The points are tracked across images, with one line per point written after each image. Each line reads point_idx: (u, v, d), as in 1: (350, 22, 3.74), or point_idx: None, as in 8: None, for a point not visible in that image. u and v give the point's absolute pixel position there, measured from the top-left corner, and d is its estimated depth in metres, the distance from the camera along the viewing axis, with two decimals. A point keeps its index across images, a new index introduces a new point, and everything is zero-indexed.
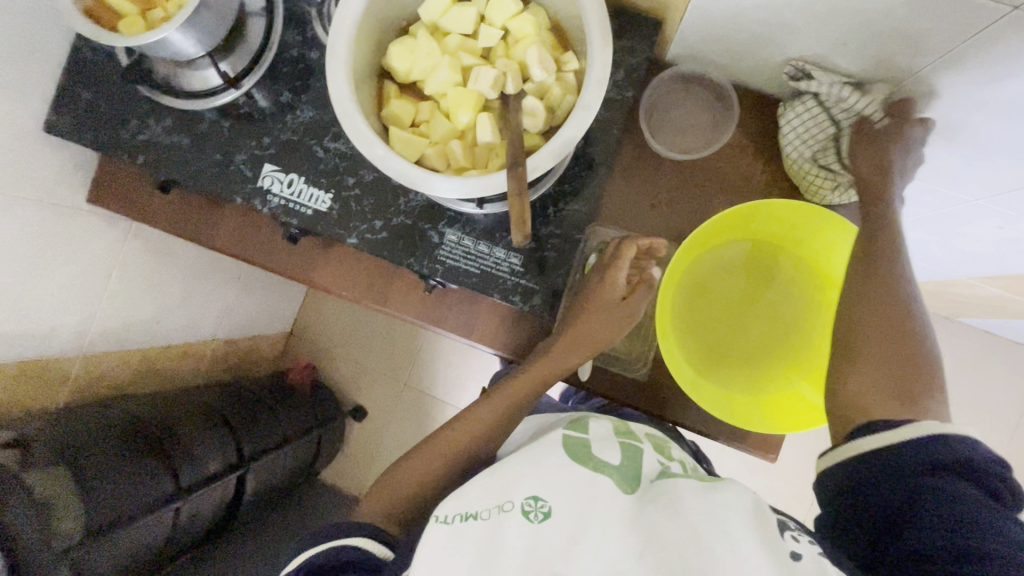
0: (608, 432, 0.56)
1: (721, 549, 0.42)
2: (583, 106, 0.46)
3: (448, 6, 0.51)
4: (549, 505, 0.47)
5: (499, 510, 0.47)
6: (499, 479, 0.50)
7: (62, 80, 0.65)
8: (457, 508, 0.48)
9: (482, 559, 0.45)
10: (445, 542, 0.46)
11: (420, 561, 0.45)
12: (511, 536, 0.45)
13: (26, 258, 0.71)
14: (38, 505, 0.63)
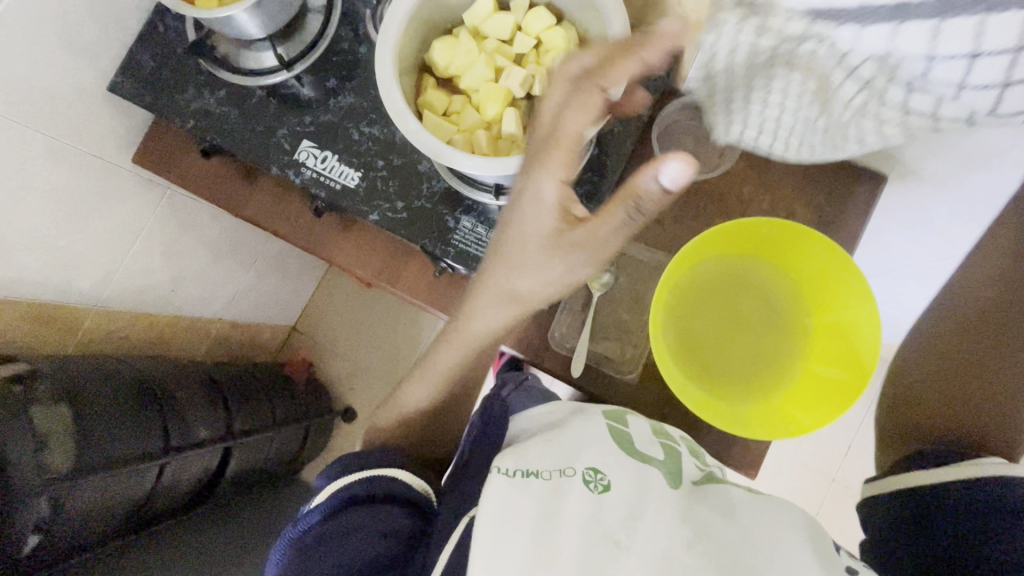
0: (647, 433, 0.55)
1: (769, 552, 0.41)
2: (600, 106, 0.51)
3: (490, 13, 0.57)
4: (608, 479, 0.47)
5: (561, 474, 0.47)
6: (559, 448, 0.50)
7: (132, 48, 0.71)
8: (517, 465, 0.47)
9: (541, 513, 0.43)
10: (506, 491, 0.45)
11: (482, 505, 0.44)
12: (571, 501, 0.45)
13: (63, 205, 0.75)
14: (36, 435, 0.65)
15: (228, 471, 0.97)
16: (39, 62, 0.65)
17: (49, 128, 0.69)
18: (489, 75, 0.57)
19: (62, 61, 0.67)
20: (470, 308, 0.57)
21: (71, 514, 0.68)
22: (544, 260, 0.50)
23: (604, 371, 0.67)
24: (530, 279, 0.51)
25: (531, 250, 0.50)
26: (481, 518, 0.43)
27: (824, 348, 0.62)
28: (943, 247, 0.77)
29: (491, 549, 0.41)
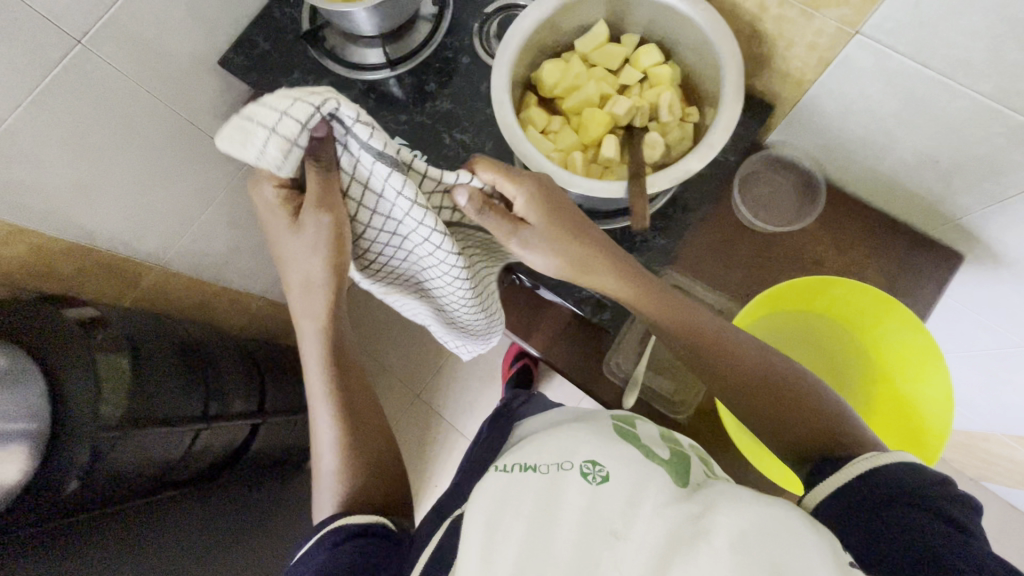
0: (654, 436, 0.57)
1: (767, 537, 0.40)
2: (706, 143, 0.51)
3: (602, 42, 0.59)
4: (606, 471, 0.47)
5: (559, 467, 0.48)
6: (560, 443, 0.51)
7: (248, 29, 0.76)
8: (517, 460, 0.50)
9: (540, 502, 0.45)
10: (503, 487, 0.47)
11: (476, 499, 0.46)
12: (569, 494, 0.45)
13: (153, 163, 0.78)
14: (96, 381, 0.65)
15: (252, 445, 0.97)
16: (167, 30, 0.68)
17: (160, 90, 0.72)
18: (595, 99, 0.58)
19: (186, 31, 0.70)
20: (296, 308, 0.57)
21: (110, 463, 0.67)
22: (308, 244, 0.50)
23: (654, 409, 0.67)
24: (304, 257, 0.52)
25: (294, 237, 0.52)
26: (477, 513, 0.45)
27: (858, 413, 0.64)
28: (1006, 341, 0.76)
29: (493, 542, 0.43)
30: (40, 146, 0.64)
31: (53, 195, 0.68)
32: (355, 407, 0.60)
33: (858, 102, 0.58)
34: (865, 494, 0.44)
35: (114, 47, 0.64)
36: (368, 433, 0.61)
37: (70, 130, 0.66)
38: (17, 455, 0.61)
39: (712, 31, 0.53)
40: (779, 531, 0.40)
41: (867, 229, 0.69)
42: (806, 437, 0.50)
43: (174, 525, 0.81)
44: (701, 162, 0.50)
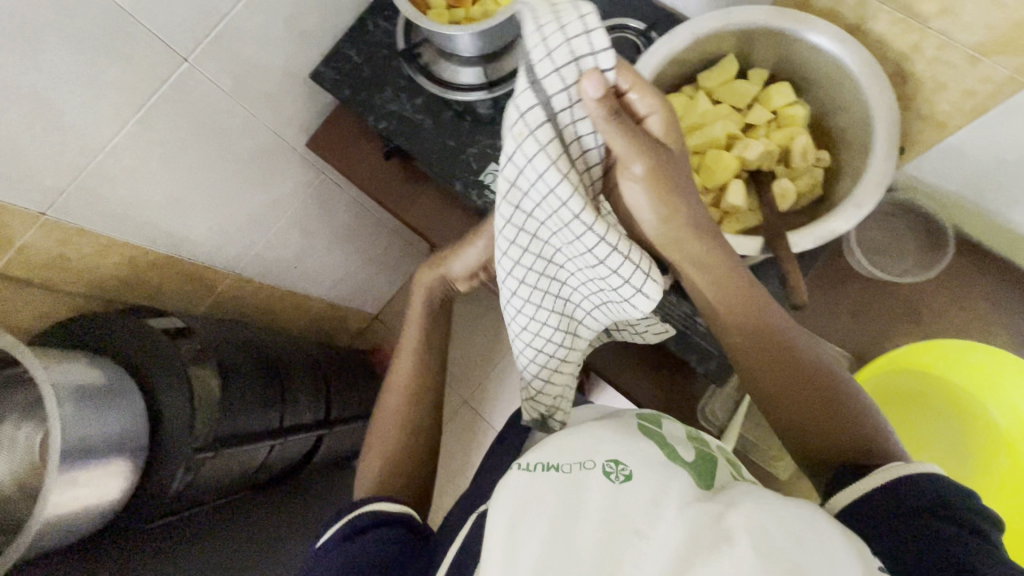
0: (682, 436, 0.50)
1: (811, 550, 0.34)
2: (854, 202, 0.47)
3: (730, 78, 0.55)
4: (630, 469, 0.41)
5: (581, 467, 0.41)
6: (580, 438, 0.44)
7: (341, 42, 0.73)
8: (539, 458, 0.43)
9: (561, 506, 0.38)
10: (523, 487, 0.40)
11: (495, 503, 0.40)
12: (591, 493, 0.39)
13: (237, 175, 0.77)
14: (191, 398, 0.65)
15: (318, 451, 0.97)
16: (265, 44, 0.67)
17: (251, 103, 0.71)
18: (721, 140, 0.54)
19: (282, 45, 0.69)
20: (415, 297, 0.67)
21: (201, 479, 0.68)
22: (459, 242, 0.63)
23: (747, 457, 0.66)
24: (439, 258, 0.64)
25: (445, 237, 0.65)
26: (495, 515, 0.39)
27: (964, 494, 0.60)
28: None
29: (508, 549, 0.37)
30: (140, 162, 0.63)
31: (149, 209, 0.68)
32: (419, 401, 0.64)
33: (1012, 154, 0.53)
34: (903, 501, 0.40)
35: (215, 62, 0.63)
36: (421, 427, 0.63)
37: (168, 145, 0.65)
38: (119, 472, 0.61)
39: (863, 76, 0.49)
40: (824, 544, 0.35)
41: (997, 282, 0.63)
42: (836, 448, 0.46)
43: (251, 530, 0.83)
44: (848, 221, 0.47)
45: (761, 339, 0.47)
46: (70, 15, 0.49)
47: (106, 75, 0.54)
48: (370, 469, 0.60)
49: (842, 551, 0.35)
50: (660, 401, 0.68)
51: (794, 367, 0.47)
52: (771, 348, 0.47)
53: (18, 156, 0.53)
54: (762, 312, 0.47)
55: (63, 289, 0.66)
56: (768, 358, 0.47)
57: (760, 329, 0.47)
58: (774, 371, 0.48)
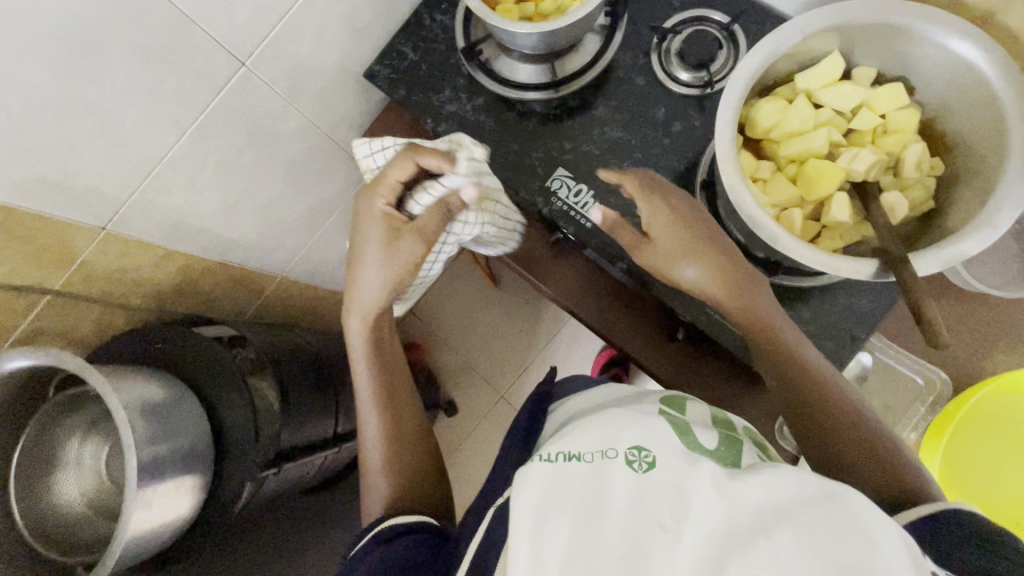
0: (706, 420, 0.47)
1: (855, 541, 0.30)
2: (985, 222, 0.43)
3: (834, 80, 0.51)
4: (654, 456, 0.38)
5: (603, 456, 0.39)
6: (602, 427, 0.42)
7: (397, 38, 0.70)
8: (560, 447, 0.41)
9: (585, 501, 0.36)
10: (547, 479, 0.38)
11: (517, 491, 0.38)
12: (615, 484, 0.36)
13: (288, 178, 0.75)
14: (253, 409, 0.64)
15: None
16: (322, 44, 0.63)
17: (305, 105, 0.68)
18: (823, 148, 0.50)
19: (337, 44, 0.65)
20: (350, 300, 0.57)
21: (261, 491, 0.66)
22: (386, 253, 0.53)
23: None
24: (365, 280, 0.55)
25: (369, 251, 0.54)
26: (518, 504, 0.37)
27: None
28: None
29: (533, 544, 0.34)
30: (196, 170, 0.61)
31: (202, 217, 0.66)
32: (403, 415, 0.58)
33: None
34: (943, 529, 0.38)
35: (271, 65, 0.60)
36: (413, 438, 0.58)
37: (224, 152, 0.62)
38: (186, 487, 0.59)
39: (994, 78, 0.44)
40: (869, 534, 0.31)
41: None
42: (869, 472, 0.46)
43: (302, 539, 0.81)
44: (975, 246, 0.43)
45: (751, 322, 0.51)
46: (133, 23, 0.46)
47: (167, 82, 0.52)
48: (374, 490, 0.55)
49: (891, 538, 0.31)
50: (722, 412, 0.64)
51: (792, 360, 0.50)
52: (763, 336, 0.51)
53: (81, 170, 0.51)
54: (753, 305, 0.51)
55: (117, 301, 0.64)
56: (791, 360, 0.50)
57: (779, 331, 0.51)
58: (800, 373, 0.50)
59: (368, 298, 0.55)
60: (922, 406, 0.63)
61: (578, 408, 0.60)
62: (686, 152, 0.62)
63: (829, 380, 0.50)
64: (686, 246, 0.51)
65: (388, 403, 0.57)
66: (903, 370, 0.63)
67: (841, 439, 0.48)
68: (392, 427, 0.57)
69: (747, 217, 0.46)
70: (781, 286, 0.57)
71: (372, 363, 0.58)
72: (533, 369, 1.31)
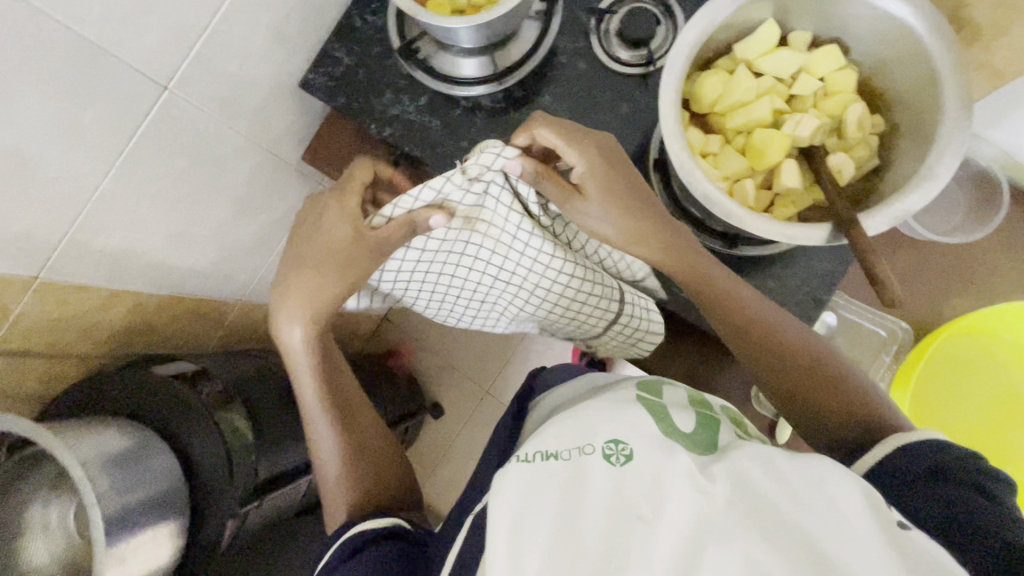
0: (683, 402, 0.47)
1: (821, 511, 0.32)
2: (927, 173, 0.44)
3: (771, 48, 0.51)
4: (631, 449, 0.38)
5: (580, 453, 0.38)
6: (579, 423, 0.41)
7: (329, 44, 0.67)
8: (537, 446, 0.40)
9: (565, 502, 0.35)
10: (525, 482, 0.37)
11: (495, 497, 0.37)
12: (593, 482, 0.36)
13: (236, 200, 0.72)
14: (223, 444, 0.61)
15: None
16: (250, 59, 0.61)
17: (243, 123, 0.65)
18: (767, 118, 0.50)
19: (268, 56, 0.63)
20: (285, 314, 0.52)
21: (246, 524, 0.65)
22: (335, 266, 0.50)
23: None
24: (308, 289, 0.51)
25: (318, 257, 0.50)
26: (495, 514, 0.36)
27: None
28: None
29: (510, 544, 0.34)
30: (132, 204, 0.58)
31: (145, 251, 0.63)
32: (355, 423, 0.57)
33: None
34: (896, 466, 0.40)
35: (200, 86, 0.57)
36: (369, 443, 0.57)
37: (160, 181, 0.59)
38: (164, 536, 0.58)
39: (923, 32, 0.45)
40: (836, 504, 0.32)
41: None
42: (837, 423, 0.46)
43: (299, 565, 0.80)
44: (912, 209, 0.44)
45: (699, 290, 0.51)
46: (40, 54, 0.43)
47: (86, 115, 0.49)
48: (334, 499, 0.55)
49: (856, 505, 0.32)
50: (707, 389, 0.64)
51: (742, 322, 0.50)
52: (711, 300, 0.51)
53: (4, 219, 0.48)
54: (699, 273, 0.50)
55: (62, 352, 0.61)
56: (750, 332, 0.50)
57: (736, 297, 0.50)
58: (763, 340, 0.50)
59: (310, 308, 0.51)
60: (888, 357, 0.64)
61: (560, 398, 0.60)
62: (637, 133, 0.62)
63: (780, 333, 0.49)
64: (636, 227, 0.49)
65: (342, 412, 0.57)
66: (867, 325, 0.64)
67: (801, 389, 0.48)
68: (345, 437, 0.56)
69: (700, 194, 0.46)
70: (743, 257, 0.58)
71: (319, 375, 0.55)
72: (515, 362, 1.30)
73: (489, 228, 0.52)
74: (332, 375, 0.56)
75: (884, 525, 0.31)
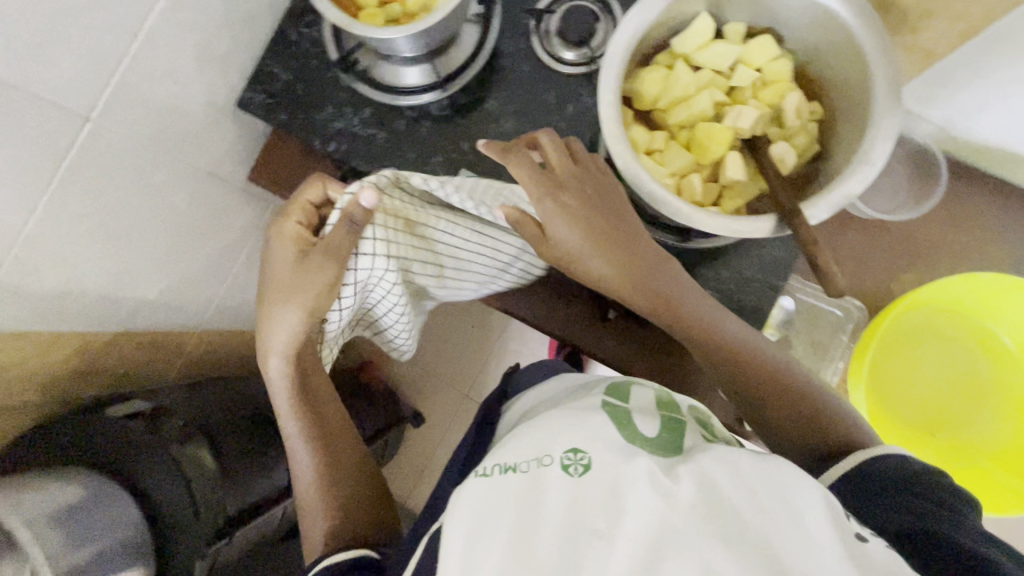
0: (650, 404, 0.47)
1: (782, 516, 0.33)
2: (864, 159, 0.44)
3: (707, 41, 0.51)
4: (590, 457, 0.38)
5: (539, 464, 0.38)
6: (540, 432, 0.41)
7: (264, 60, 0.65)
8: (497, 459, 0.40)
9: (522, 517, 0.35)
10: (482, 496, 0.37)
11: (451, 513, 0.37)
12: (550, 494, 0.36)
13: (184, 227, 0.69)
14: (188, 480, 0.59)
15: None
16: (179, 81, 0.58)
17: (181, 147, 0.63)
18: (708, 111, 0.50)
19: (198, 76, 0.60)
20: (265, 346, 0.51)
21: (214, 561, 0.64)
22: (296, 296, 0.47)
23: None
24: (278, 323, 0.49)
25: (284, 287, 0.48)
26: (452, 530, 0.36)
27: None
28: None
29: (466, 562, 0.34)
30: (65, 242, 0.55)
31: (86, 291, 0.60)
32: (341, 450, 0.56)
33: (990, 73, 0.53)
34: (872, 478, 0.42)
35: (126, 113, 0.54)
36: (354, 472, 0.56)
37: (93, 216, 0.56)
38: None
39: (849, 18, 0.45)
40: (796, 508, 0.33)
41: (977, 202, 0.65)
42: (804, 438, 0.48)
43: None
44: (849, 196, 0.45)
45: (668, 308, 0.49)
46: None
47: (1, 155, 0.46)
48: (314, 530, 0.54)
49: (817, 512, 0.33)
50: (676, 383, 0.65)
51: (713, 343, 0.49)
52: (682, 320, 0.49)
53: None
54: (671, 292, 0.48)
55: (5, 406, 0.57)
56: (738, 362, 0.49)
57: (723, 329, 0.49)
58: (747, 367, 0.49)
59: (282, 340, 0.50)
60: (844, 335, 0.66)
61: (527, 404, 0.61)
62: (585, 132, 0.62)
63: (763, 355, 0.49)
64: (630, 269, 0.48)
65: (322, 446, 0.55)
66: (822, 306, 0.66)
67: (768, 406, 0.49)
68: (329, 465, 0.55)
69: (645, 194, 0.46)
70: (697, 250, 0.58)
71: (298, 408, 0.53)
72: (490, 362, 1.29)
73: (430, 233, 0.50)
74: (314, 408, 0.54)
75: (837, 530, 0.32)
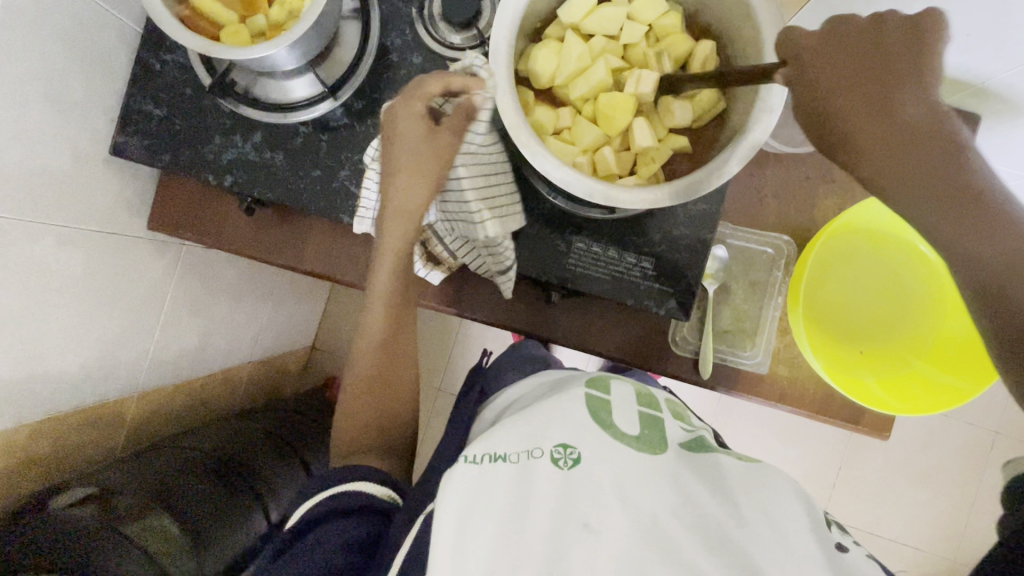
0: (627, 397, 0.49)
1: (761, 527, 0.37)
2: (764, 107, 0.44)
3: (592, 6, 0.49)
4: (579, 452, 0.40)
5: (529, 456, 0.39)
6: (526, 423, 0.42)
7: (131, 99, 0.59)
8: (485, 448, 0.40)
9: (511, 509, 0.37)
10: (474, 485, 0.38)
11: (442, 499, 0.37)
12: (540, 486, 0.38)
13: (87, 295, 0.63)
14: (150, 556, 0.60)
15: None
16: (34, 141, 0.52)
17: (57, 211, 0.57)
18: (608, 79, 0.49)
19: (54, 130, 0.54)
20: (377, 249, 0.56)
21: None
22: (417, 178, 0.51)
23: (732, 364, 0.66)
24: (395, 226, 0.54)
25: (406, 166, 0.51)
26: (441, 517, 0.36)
27: (952, 364, 0.62)
28: (1010, 169, 0.79)
29: (456, 547, 0.35)
30: None
31: None
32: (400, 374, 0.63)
33: None
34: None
35: None
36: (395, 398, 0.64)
37: None
38: None
39: None
40: (770, 511, 0.38)
41: None
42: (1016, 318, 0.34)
43: None
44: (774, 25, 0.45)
45: (868, 106, 0.37)
46: None
47: None
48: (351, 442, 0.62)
49: (798, 520, 0.37)
50: (626, 349, 0.66)
51: (920, 154, 0.36)
52: (881, 118, 0.37)
53: None
54: (876, 74, 0.37)
55: None
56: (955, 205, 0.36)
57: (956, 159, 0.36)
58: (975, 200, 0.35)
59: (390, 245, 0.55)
60: (779, 272, 0.67)
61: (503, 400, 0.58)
62: None
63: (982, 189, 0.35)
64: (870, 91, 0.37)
65: (385, 386, 0.62)
66: (753, 247, 0.67)
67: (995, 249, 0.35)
68: (386, 384, 0.62)
69: (557, 182, 0.45)
70: (627, 217, 0.58)
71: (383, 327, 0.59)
72: (455, 354, 1.27)
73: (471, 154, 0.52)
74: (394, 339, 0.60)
75: (814, 532, 0.37)
